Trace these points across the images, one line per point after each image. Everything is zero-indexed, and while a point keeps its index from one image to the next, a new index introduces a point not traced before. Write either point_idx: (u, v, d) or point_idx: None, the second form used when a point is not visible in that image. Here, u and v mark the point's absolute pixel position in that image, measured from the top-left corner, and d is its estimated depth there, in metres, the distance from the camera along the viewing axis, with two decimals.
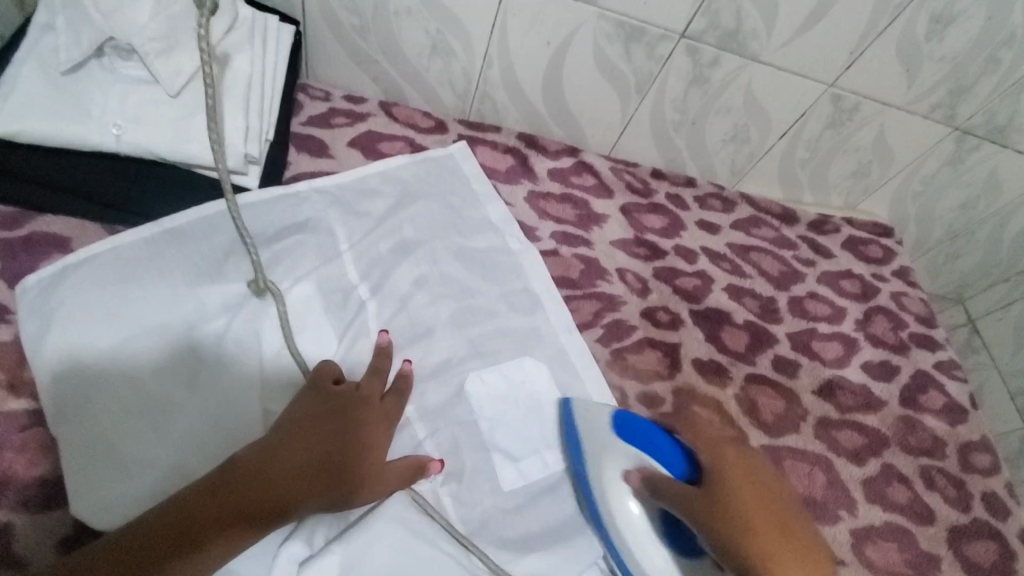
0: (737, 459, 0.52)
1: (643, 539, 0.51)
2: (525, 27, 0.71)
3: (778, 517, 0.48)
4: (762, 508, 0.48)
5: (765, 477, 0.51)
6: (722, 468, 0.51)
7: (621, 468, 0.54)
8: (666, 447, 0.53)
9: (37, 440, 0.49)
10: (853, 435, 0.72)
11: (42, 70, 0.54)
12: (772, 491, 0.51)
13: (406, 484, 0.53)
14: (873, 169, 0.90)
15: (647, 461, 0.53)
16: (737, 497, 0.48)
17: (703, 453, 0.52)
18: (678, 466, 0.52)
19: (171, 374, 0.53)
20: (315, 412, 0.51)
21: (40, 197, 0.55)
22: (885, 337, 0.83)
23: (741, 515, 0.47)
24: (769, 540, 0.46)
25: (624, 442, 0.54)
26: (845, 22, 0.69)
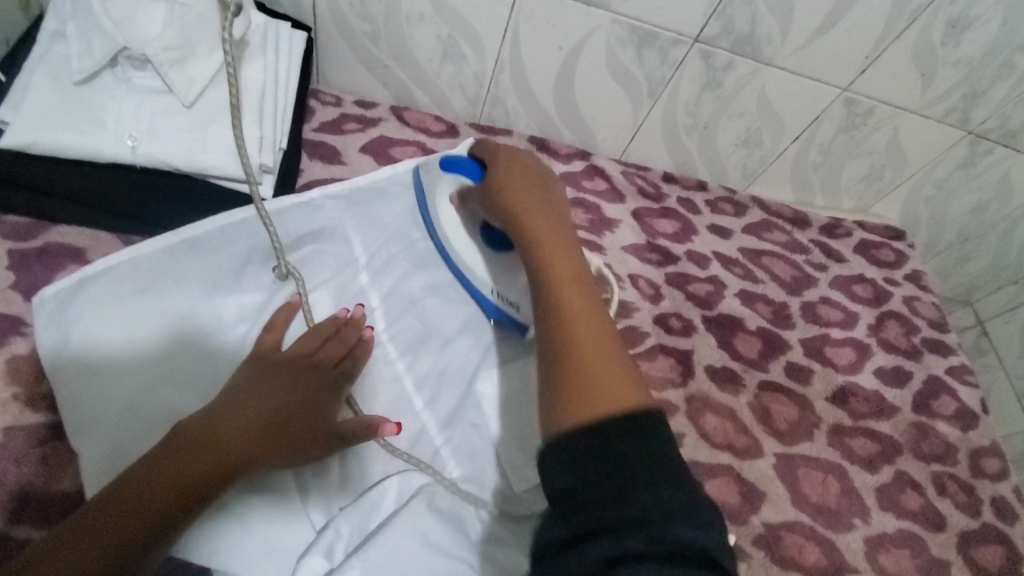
0: (508, 158, 0.59)
1: (457, 232, 0.65)
2: (537, 31, 0.71)
3: (535, 193, 0.56)
4: (529, 199, 0.55)
5: (547, 187, 0.58)
6: (501, 175, 0.58)
7: (445, 191, 0.65)
8: (472, 168, 0.62)
9: (57, 454, 0.48)
10: (866, 442, 0.72)
11: (55, 80, 0.53)
12: (544, 177, 0.58)
13: (356, 440, 0.52)
14: (886, 173, 0.89)
15: (459, 179, 0.63)
16: (509, 198, 0.55)
17: (488, 156, 0.61)
18: (475, 174, 0.62)
19: (178, 384, 0.52)
20: (255, 379, 0.50)
21: (54, 209, 0.55)
22: (898, 342, 0.83)
23: (503, 185, 0.57)
24: (519, 201, 0.55)
25: (444, 173, 0.64)
26: (861, 28, 0.69)
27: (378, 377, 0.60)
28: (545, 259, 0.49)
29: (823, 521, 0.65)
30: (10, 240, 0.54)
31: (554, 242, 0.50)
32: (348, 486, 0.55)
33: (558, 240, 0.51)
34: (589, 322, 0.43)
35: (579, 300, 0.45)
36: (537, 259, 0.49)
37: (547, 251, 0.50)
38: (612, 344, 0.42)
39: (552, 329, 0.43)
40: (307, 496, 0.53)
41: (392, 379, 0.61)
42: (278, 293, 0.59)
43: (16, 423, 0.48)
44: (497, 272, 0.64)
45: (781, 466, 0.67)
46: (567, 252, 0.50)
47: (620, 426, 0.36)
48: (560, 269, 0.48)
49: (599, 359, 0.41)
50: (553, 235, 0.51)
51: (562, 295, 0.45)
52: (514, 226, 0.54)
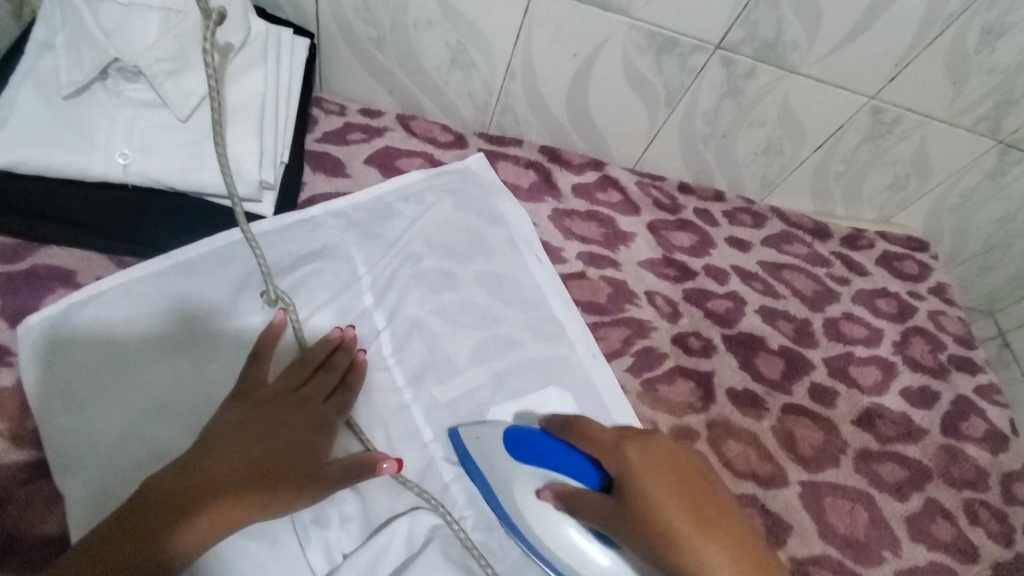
0: (641, 452, 0.46)
1: (541, 520, 0.51)
2: (550, 37, 0.67)
3: (688, 490, 0.44)
4: (686, 499, 0.43)
5: (679, 453, 0.46)
6: (629, 481, 0.44)
7: (532, 486, 0.51)
8: (568, 454, 0.49)
9: (42, 494, 0.45)
10: (895, 468, 0.69)
11: (42, 94, 0.50)
12: (686, 462, 0.46)
13: (350, 481, 0.49)
14: (910, 182, 0.86)
15: (552, 476, 0.50)
16: (648, 501, 0.43)
17: (607, 460, 0.46)
18: (588, 477, 0.48)
19: (169, 416, 0.49)
20: (243, 416, 0.48)
21: (41, 229, 0.51)
22: (924, 360, 0.80)
23: (658, 515, 0.43)
24: (670, 503, 0.43)
25: (522, 464, 0.51)
26: (891, 35, 0.65)
27: (383, 407, 0.58)
28: None
29: (851, 554, 0.62)
30: None
31: (747, 572, 0.41)
32: (348, 527, 0.51)
33: (721, 534, 0.42)
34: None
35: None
36: None
37: (726, 574, 0.40)
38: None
39: None
40: (305, 542, 0.49)
41: (397, 408, 0.58)
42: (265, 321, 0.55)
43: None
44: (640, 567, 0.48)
45: (807, 496, 0.64)
46: None
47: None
48: None
49: None
50: (739, 557, 0.41)
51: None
52: (652, 544, 0.42)
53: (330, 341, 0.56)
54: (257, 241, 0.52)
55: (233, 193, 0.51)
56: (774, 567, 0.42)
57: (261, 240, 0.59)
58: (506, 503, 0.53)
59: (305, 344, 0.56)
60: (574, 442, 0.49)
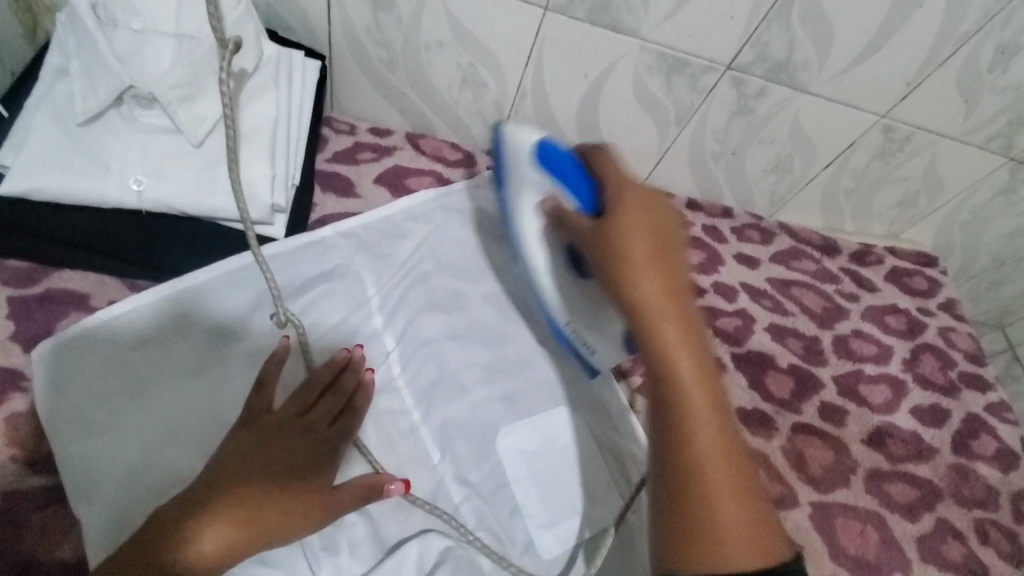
0: (636, 203, 0.44)
1: (535, 244, 0.56)
2: (561, 58, 0.67)
3: (664, 262, 0.41)
4: (653, 254, 0.41)
5: (670, 219, 0.43)
6: (616, 211, 0.44)
7: (533, 196, 0.55)
8: (574, 176, 0.49)
9: (57, 521, 0.45)
10: (906, 488, 0.69)
11: (57, 120, 0.51)
12: (669, 236, 0.42)
13: (360, 504, 0.51)
14: (920, 198, 0.86)
15: (555, 189, 0.52)
16: (617, 240, 0.43)
17: (608, 192, 0.46)
18: (581, 196, 0.49)
19: (183, 441, 0.51)
20: (257, 444, 0.49)
21: (55, 254, 0.52)
22: (935, 378, 0.79)
23: (622, 244, 0.42)
24: (635, 256, 0.41)
25: (539, 174, 0.53)
26: (903, 54, 0.65)
27: (393, 428, 0.58)
28: (668, 373, 0.38)
29: None
30: (11, 286, 0.51)
31: (688, 352, 0.39)
32: (360, 553, 0.52)
33: (673, 299, 0.40)
34: (718, 453, 0.36)
35: (707, 420, 0.37)
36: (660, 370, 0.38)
37: (661, 328, 0.39)
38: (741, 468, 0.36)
39: (683, 497, 0.36)
40: (317, 567, 0.50)
41: (408, 430, 0.59)
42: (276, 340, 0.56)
43: (14, 489, 0.45)
44: (580, 297, 0.55)
45: (818, 517, 0.64)
46: (702, 378, 0.38)
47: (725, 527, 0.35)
48: (694, 389, 0.38)
49: (728, 493, 0.36)
50: (687, 344, 0.39)
51: (688, 415, 0.37)
52: (612, 279, 0.42)
53: (340, 362, 0.56)
54: (269, 266, 0.50)
55: (244, 212, 0.50)
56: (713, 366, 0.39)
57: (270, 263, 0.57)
58: (514, 210, 0.57)
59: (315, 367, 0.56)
60: (590, 168, 0.49)
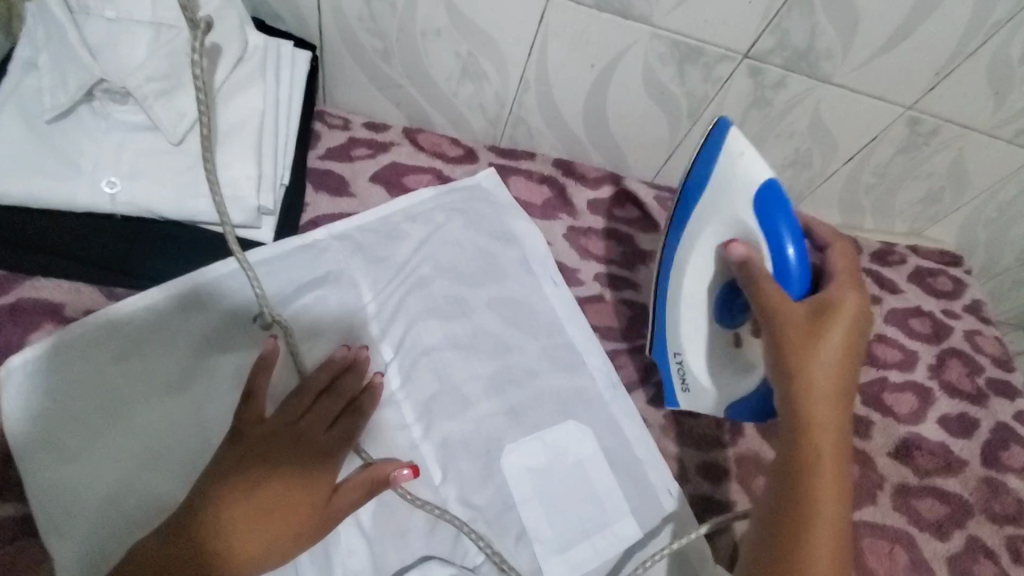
0: (851, 310, 0.44)
1: (698, 273, 0.54)
2: (566, 47, 0.63)
3: (849, 373, 0.43)
4: (841, 362, 0.43)
5: (862, 335, 0.44)
6: (829, 307, 0.44)
7: (716, 235, 0.52)
8: (792, 237, 0.47)
9: (27, 555, 0.42)
10: (935, 504, 0.65)
11: (24, 116, 0.47)
12: (859, 357, 0.44)
13: (363, 500, 0.47)
14: (945, 195, 0.81)
15: (760, 241, 0.48)
16: (793, 314, 0.44)
17: (831, 285, 0.45)
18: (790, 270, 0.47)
19: (164, 466, 0.46)
20: (241, 458, 0.45)
21: (25, 261, 0.48)
22: (962, 385, 0.75)
23: (812, 335, 0.43)
24: (826, 353, 0.43)
25: (755, 219, 0.48)
26: (933, 41, 0.61)
27: (391, 444, 0.54)
28: (814, 461, 0.42)
29: None
30: None
31: (838, 460, 0.42)
32: None
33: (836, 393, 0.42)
34: (834, 518, 0.41)
35: (830, 519, 0.41)
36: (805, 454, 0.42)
37: (819, 411, 0.42)
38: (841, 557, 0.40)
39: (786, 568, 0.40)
40: None
41: (406, 447, 0.54)
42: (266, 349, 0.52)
43: None
44: (717, 342, 0.55)
45: None
46: (841, 487, 0.42)
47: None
48: (830, 495, 0.41)
49: None
50: (839, 451, 0.42)
51: (820, 494, 0.41)
52: (784, 358, 0.43)
53: (339, 362, 0.52)
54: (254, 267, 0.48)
55: (223, 218, 0.47)
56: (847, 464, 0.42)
57: (259, 266, 0.55)
58: (686, 240, 0.54)
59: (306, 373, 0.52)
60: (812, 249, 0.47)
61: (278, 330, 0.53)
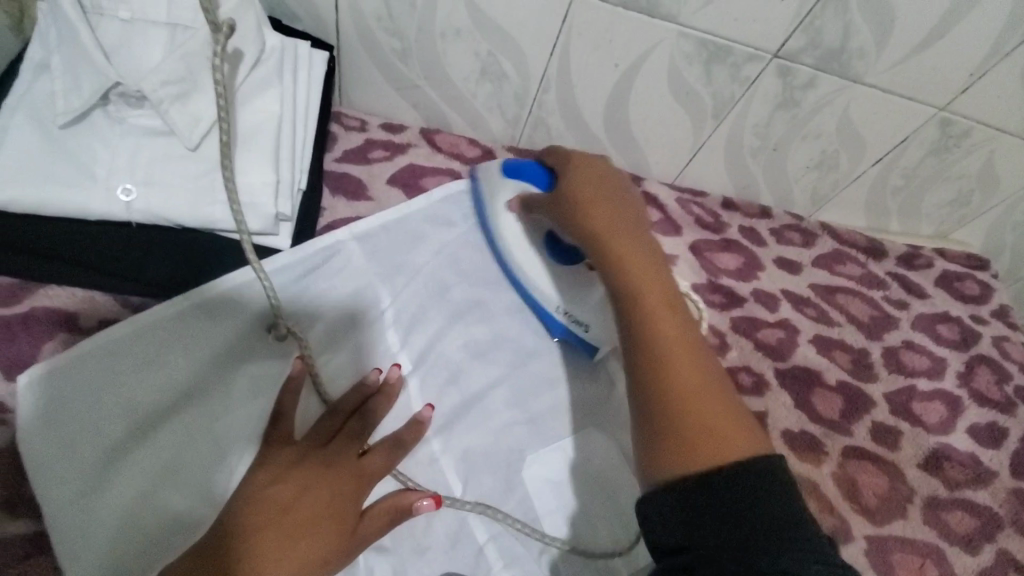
0: (582, 168, 0.53)
1: (521, 242, 0.59)
2: (589, 46, 0.61)
3: (617, 214, 0.49)
4: (603, 207, 0.50)
5: (611, 180, 0.52)
6: (569, 179, 0.53)
7: (506, 197, 0.60)
8: (536, 176, 0.57)
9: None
10: (964, 517, 0.63)
11: (36, 120, 0.46)
12: (625, 201, 0.51)
13: (387, 529, 0.47)
14: (974, 197, 0.79)
15: (524, 188, 0.58)
16: (581, 196, 0.51)
17: (561, 168, 0.55)
18: (544, 185, 0.56)
19: (181, 482, 0.46)
20: (277, 476, 0.45)
21: (38, 269, 0.47)
22: (990, 393, 0.73)
23: (579, 201, 0.51)
24: (593, 207, 0.50)
25: (508, 179, 0.59)
26: (971, 40, 0.59)
27: (411, 458, 0.53)
28: (641, 309, 0.44)
29: None
30: None
31: (656, 292, 0.44)
32: None
33: (643, 259, 0.46)
34: (679, 341, 0.42)
35: (677, 344, 0.42)
36: (630, 300, 0.45)
37: (633, 267, 0.46)
38: (704, 382, 0.40)
39: (662, 411, 0.39)
40: None
41: (427, 462, 0.53)
42: (282, 360, 0.51)
43: None
44: (569, 275, 0.58)
45: (871, 552, 0.59)
46: (671, 309, 0.44)
47: (713, 452, 0.37)
48: (667, 326, 0.42)
49: (703, 403, 0.39)
50: (657, 283, 0.45)
51: (663, 341, 0.42)
52: (578, 233, 0.50)
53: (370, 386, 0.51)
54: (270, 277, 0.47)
55: (242, 226, 0.46)
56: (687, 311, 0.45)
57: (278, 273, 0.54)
58: (489, 208, 0.61)
59: (331, 401, 0.51)
60: (547, 163, 0.57)
61: (292, 340, 0.52)
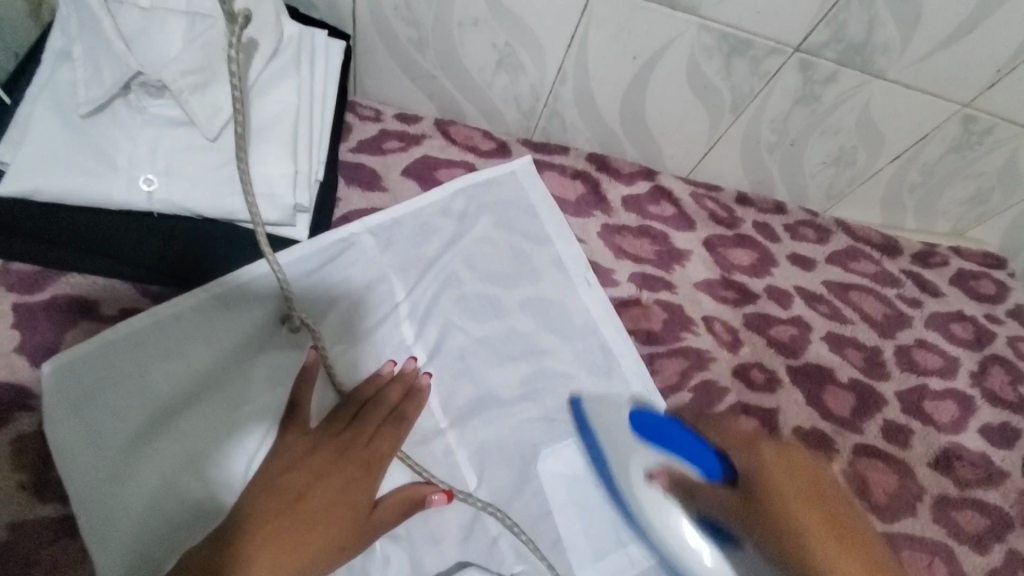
0: (781, 454, 0.40)
1: (675, 518, 0.46)
2: (608, 38, 0.61)
3: (840, 526, 0.36)
4: (820, 516, 0.37)
5: (826, 473, 0.39)
6: (761, 471, 0.40)
7: (643, 465, 0.48)
8: (694, 446, 0.46)
9: (67, 556, 0.42)
10: (975, 516, 0.63)
11: (59, 111, 0.46)
12: (854, 509, 0.37)
13: (401, 518, 0.48)
14: (994, 195, 0.78)
15: (671, 460, 0.47)
16: (783, 507, 0.38)
17: (741, 457, 0.42)
18: (710, 470, 0.44)
19: (202, 470, 0.46)
20: (292, 464, 0.46)
21: (62, 257, 0.48)
22: (1003, 393, 0.73)
23: (779, 507, 0.38)
24: (802, 518, 0.37)
25: (647, 445, 0.49)
26: (998, 37, 0.58)
27: (427, 451, 0.53)
28: None
29: None
30: (16, 292, 0.48)
31: None
32: None
33: None
34: None
35: None
36: None
37: None
38: None
39: None
40: None
41: (442, 454, 0.53)
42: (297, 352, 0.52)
43: (24, 517, 0.42)
44: None
45: None
46: None
47: None
48: None
49: None
50: None
51: None
52: (780, 550, 0.37)
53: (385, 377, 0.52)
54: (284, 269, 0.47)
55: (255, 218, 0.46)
56: None
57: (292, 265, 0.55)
58: (618, 474, 0.50)
59: (346, 391, 0.52)
60: (705, 436, 0.46)
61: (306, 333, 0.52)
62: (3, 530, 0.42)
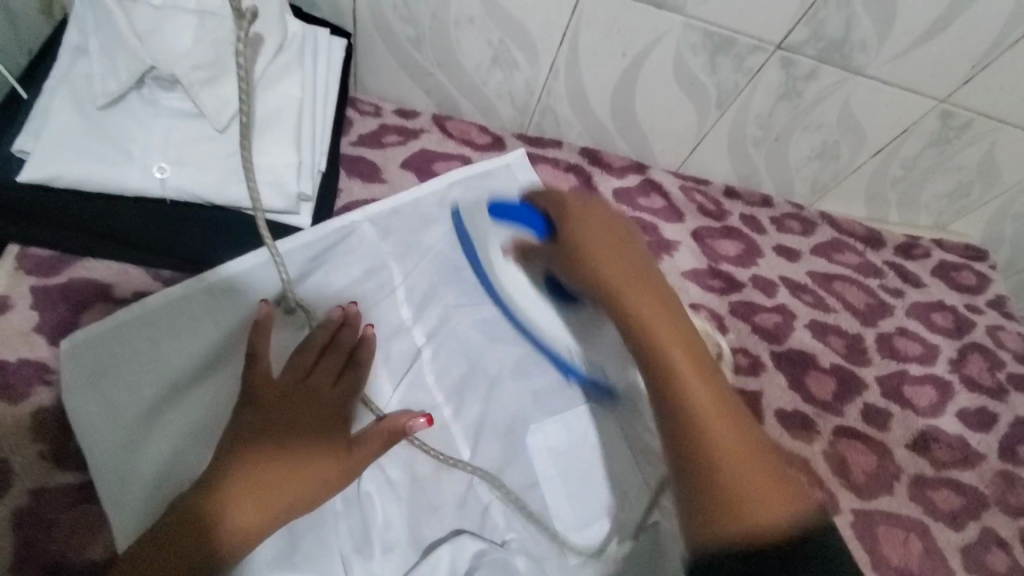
0: (580, 218, 0.43)
1: (520, 286, 0.56)
2: (598, 36, 0.63)
3: (634, 275, 0.39)
4: (624, 273, 0.39)
5: (620, 231, 0.42)
6: (567, 233, 0.43)
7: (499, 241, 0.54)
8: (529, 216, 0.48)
9: (86, 520, 0.45)
10: (950, 495, 0.66)
11: (76, 103, 0.49)
12: (643, 263, 0.40)
13: (383, 449, 0.51)
14: (973, 189, 0.81)
15: (517, 232, 0.50)
16: (589, 260, 0.41)
17: (553, 216, 0.45)
18: (538, 229, 0.47)
19: (211, 438, 0.49)
20: (261, 412, 0.48)
21: (73, 241, 0.51)
22: (981, 379, 0.75)
23: (590, 257, 0.41)
24: (601, 271, 0.40)
25: (500, 223, 0.52)
26: (968, 34, 0.60)
27: None
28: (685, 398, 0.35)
29: None
30: (34, 276, 0.51)
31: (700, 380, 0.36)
32: (390, 557, 0.50)
33: (701, 378, 0.36)
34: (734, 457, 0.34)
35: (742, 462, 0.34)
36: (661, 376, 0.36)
37: (665, 342, 0.37)
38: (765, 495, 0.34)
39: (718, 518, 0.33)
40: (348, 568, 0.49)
41: (438, 427, 0.56)
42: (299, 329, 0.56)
43: (44, 484, 0.45)
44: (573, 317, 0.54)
45: (858, 524, 0.62)
46: (721, 414, 0.35)
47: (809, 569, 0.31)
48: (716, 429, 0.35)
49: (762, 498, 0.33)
50: (696, 374, 0.36)
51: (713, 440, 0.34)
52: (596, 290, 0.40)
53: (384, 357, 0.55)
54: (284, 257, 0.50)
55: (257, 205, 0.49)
56: (726, 392, 0.36)
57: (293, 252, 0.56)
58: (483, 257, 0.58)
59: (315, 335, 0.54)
60: (538, 203, 0.47)
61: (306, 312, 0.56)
62: (25, 496, 0.44)
